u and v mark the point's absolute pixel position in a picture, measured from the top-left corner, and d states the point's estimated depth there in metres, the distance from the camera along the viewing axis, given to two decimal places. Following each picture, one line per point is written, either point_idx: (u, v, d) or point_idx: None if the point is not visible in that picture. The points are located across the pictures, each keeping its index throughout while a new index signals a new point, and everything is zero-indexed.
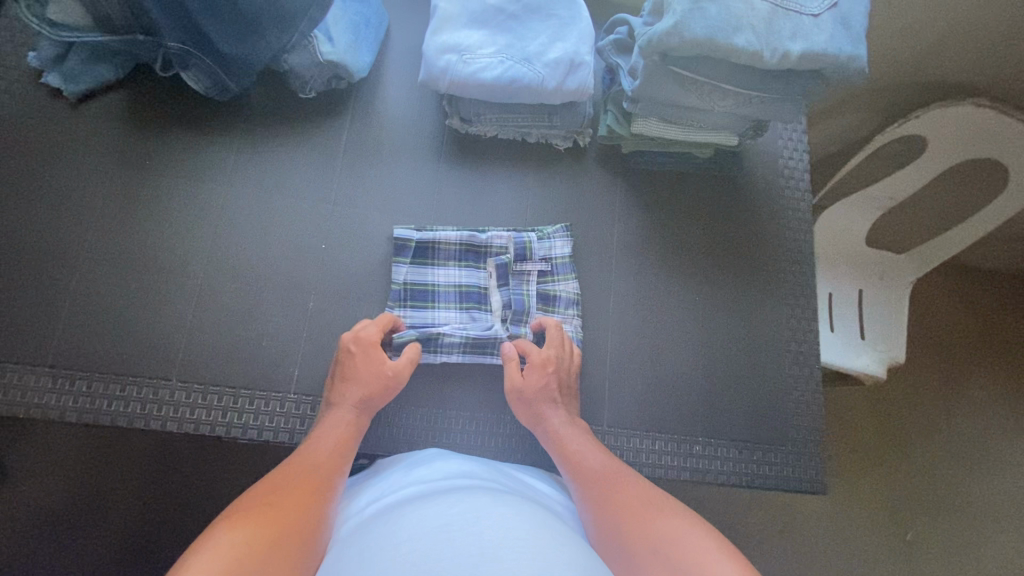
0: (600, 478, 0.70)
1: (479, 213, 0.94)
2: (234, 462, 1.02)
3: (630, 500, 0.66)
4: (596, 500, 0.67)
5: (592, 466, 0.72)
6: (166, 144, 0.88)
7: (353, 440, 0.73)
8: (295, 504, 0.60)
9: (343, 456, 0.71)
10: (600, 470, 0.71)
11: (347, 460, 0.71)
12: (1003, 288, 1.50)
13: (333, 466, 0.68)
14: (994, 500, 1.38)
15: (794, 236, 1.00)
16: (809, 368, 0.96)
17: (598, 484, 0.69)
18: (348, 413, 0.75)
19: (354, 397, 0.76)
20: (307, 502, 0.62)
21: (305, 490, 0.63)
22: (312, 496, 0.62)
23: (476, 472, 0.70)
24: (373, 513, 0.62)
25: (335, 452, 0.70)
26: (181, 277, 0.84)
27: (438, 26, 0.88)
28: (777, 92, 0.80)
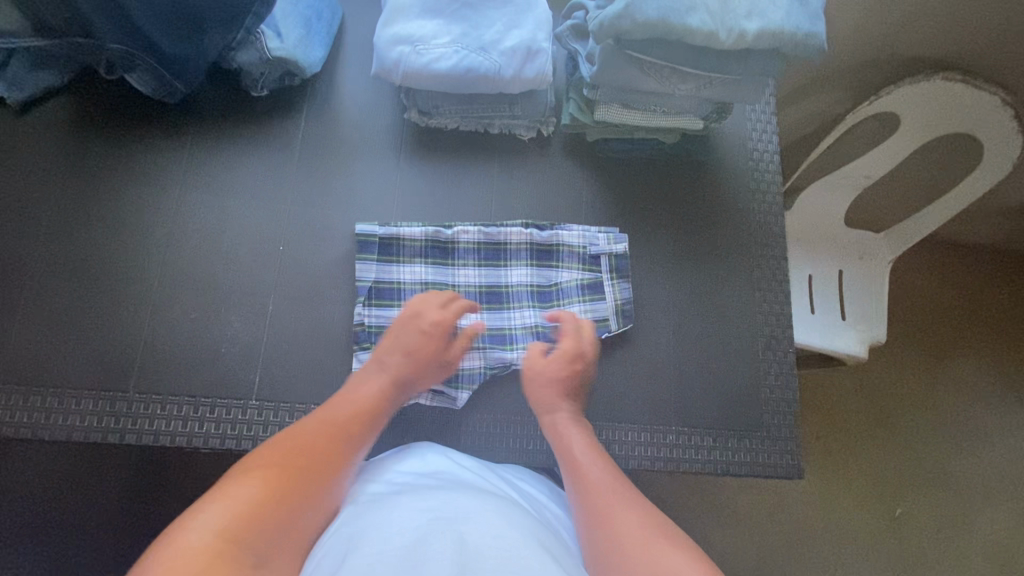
0: (593, 480, 0.67)
1: (443, 208, 0.92)
2: (207, 470, 1.01)
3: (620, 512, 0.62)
4: (585, 506, 0.65)
5: (588, 469, 0.69)
6: (116, 150, 0.86)
7: (385, 409, 0.73)
8: (314, 473, 0.60)
9: (370, 427, 0.70)
10: (595, 472, 0.68)
11: (373, 429, 0.70)
12: (983, 263, 1.50)
13: (359, 434, 0.68)
14: (978, 474, 1.38)
15: (764, 219, 0.99)
16: (783, 351, 0.95)
17: (592, 492, 0.66)
18: (392, 377, 0.75)
19: (400, 366, 0.76)
20: (326, 473, 0.61)
21: (325, 457, 0.63)
22: (331, 466, 0.62)
23: (468, 468, 0.69)
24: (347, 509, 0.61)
25: (367, 416, 0.70)
26: (137, 286, 0.82)
27: (390, 17, 0.85)
28: (737, 72, 0.79)
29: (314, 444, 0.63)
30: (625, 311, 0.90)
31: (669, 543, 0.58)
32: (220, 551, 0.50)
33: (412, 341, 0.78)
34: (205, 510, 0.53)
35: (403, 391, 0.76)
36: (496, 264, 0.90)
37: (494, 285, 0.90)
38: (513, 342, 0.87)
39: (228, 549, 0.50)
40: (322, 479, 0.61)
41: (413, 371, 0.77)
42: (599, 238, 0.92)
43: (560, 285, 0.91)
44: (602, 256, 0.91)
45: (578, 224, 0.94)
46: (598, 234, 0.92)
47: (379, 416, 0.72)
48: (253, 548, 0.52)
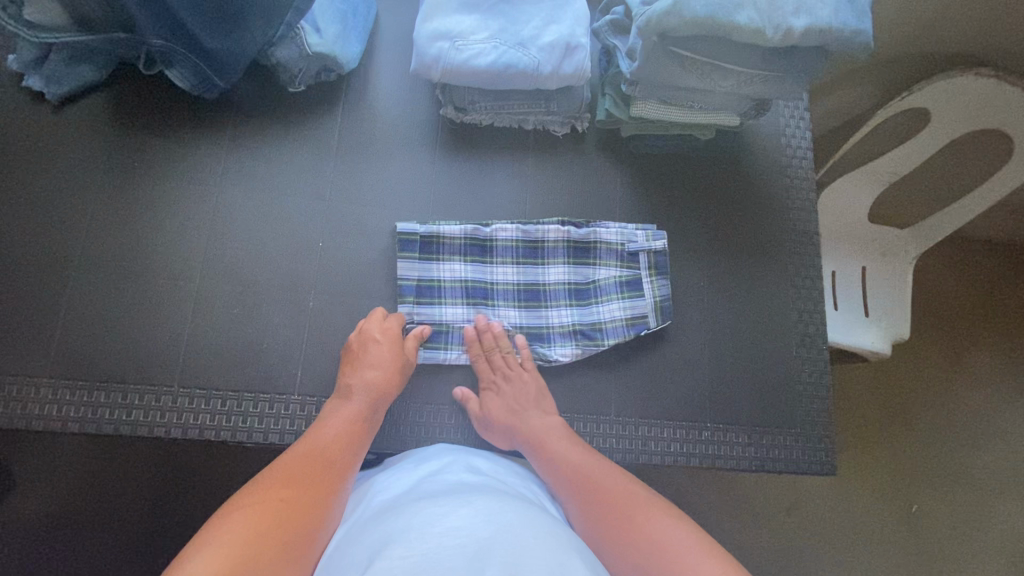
0: (581, 476, 0.70)
1: (479, 205, 0.92)
2: (241, 462, 1.02)
3: (612, 498, 0.66)
4: (578, 503, 0.67)
5: (573, 465, 0.71)
6: (156, 145, 0.86)
7: (364, 433, 0.73)
8: (304, 499, 0.60)
9: (355, 451, 0.70)
10: (583, 467, 0.71)
11: (356, 454, 0.70)
12: (1009, 260, 1.49)
13: (345, 459, 0.68)
14: (1000, 471, 1.39)
15: (798, 216, 0.99)
16: (816, 349, 0.95)
17: (582, 487, 0.68)
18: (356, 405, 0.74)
19: (362, 392, 0.76)
20: (314, 495, 0.61)
21: (314, 482, 0.62)
22: (319, 484, 0.62)
23: (482, 471, 0.69)
24: (380, 509, 0.62)
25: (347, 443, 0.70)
26: (179, 281, 0.82)
27: (429, 12, 0.85)
28: (779, 69, 0.78)
29: (303, 471, 0.63)
30: (664, 308, 0.90)
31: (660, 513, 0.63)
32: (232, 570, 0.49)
33: (384, 368, 0.77)
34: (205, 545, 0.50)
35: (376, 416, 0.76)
36: (534, 262, 0.90)
37: (532, 283, 0.90)
38: (553, 338, 0.88)
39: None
40: (314, 502, 0.60)
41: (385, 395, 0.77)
42: (637, 234, 0.92)
43: (598, 282, 0.91)
44: (641, 253, 0.91)
45: (614, 222, 0.94)
46: (636, 231, 0.92)
47: (360, 444, 0.71)
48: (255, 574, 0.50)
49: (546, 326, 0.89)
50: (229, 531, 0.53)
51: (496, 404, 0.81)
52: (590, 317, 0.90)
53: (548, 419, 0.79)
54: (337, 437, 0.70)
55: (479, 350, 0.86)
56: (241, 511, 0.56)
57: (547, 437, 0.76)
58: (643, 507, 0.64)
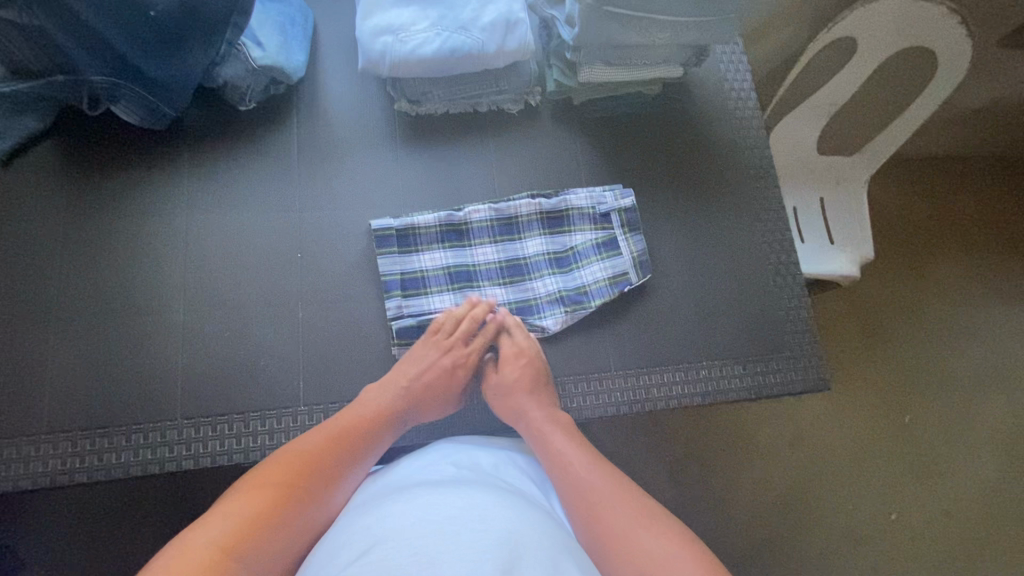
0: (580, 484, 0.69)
1: (448, 193, 0.93)
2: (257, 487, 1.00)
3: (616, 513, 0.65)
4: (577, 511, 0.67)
5: (576, 468, 0.71)
6: (114, 184, 0.85)
7: (393, 424, 0.76)
8: (307, 493, 0.63)
9: (376, 442, 0.73)
10: (584, 472, 0.70)
11: (379, 443, 0.73)
12: (948, 170, 1.58)
13: (366, 448, 0.72)
14: (977, 365, 1.47)
15: (751, 154, 1.03)
16: (791, 275, 0.99)
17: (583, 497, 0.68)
18: (405, 399, 0.77)
19: (406, 387, 0.78)
20: (317, 490, 0.64)
21: (321, 476, 0.66)
22: (334, 468, 0.67)
23: (472, 457, 0.72)
24: (376, 495, 0.65)
25: (372, 432, 0.73)
26: (163, 315, 0.81)
27: (367, 10, 0.86)
28: (710, 14, 0.82)
29: (317, 463, 0.66)
30: (642, 262, 0.93)
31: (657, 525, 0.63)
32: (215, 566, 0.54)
33: (432, 372, 0.80)
34: (218, 517, 0.58)
35: (413, 411, 0.78)
36: (512, 239, 0.92)
37: (514, 259, 0.92)
38: (542, 306, 0.90)
39: (222, 560, 0.54)
40: (314, 499, 0.64)
41: (427, 398, 0.79)
42: (605, 196, 0.95)
43: (576, 248, 0.93)
44: (612, 213, 0.94)
45: (582, 187, 0.97)
46: (604, 193, 0.95)
47: (379, 446, 0.73)
48: (246, 556, 0.56)
49: (533, 299, 0.90)
50: (244, 499, 0.60)
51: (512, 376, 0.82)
52: (575, 282, 0.91)
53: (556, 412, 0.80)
54: (360, 433, 0.72)
55: None
56: (246, 494, 0.61)
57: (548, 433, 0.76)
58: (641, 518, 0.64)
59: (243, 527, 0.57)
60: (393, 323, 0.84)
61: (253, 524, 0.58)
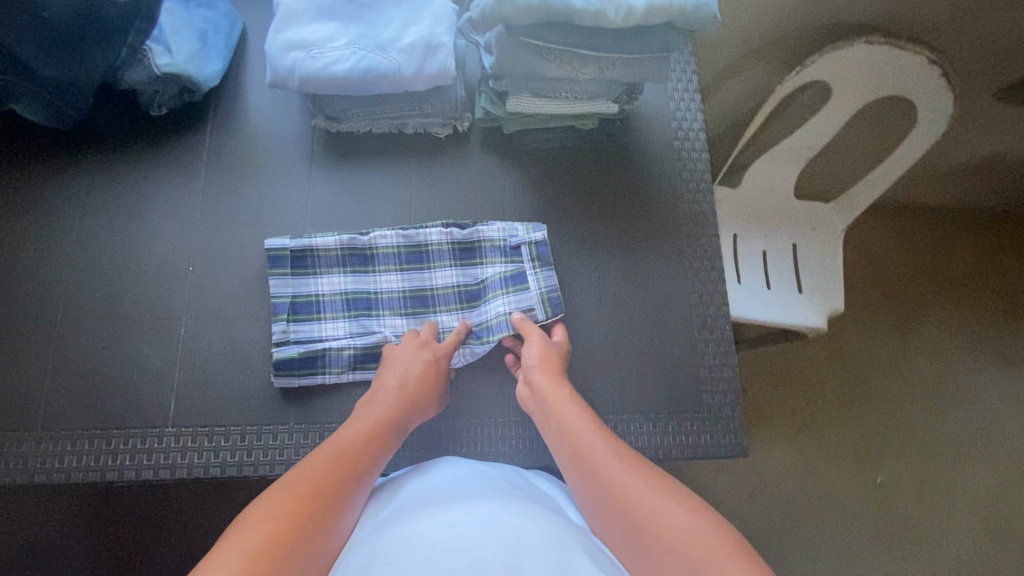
0: (588, 458, 0.65)
1: (360, 215, 0.90)
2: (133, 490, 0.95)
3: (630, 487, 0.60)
4: (590, 486, 0.63)
5: (586, 442, 0.66)
6: (12, 181, 0.83)
7: (393, 434, 0.71)
8: (319, 519, 0.57)
9: (380, 452, 0.68)
10: (593, 443, 0.66)
11: (384, 455, 0.68)
12: (931, 224, 1.50)
13: (370, 461, 0.66)
14: (945, 435, 1.38)
15: (691, 198, 0.98)
16: (719, 330, 0.93)
17: (595, 469, 0.63)
18: (400, 407, 0.73)
19: (399, 395, 0.73)
20: (327, 515, 0.58)
21: (332, 499, 0.59)
22: (338, 487, 0.61)
23: (482, 472, 0.70)
24: (389, 511, 0.62)
25: (375, 445, 0.68)
26: (41, 319, 0.79)
27: (283, 23, 0.83)
28: (635, 52, 0.77)
29: (324, 485, 0.60)
30: (553, 300, 0.88)
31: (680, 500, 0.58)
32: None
33: (417, 372, 0.76)
34: (221, 554, 0.50)
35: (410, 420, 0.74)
36: (422, 269, 0.88)
37: (422, 291, 0.87)
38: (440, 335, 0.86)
39: None
40: (323, 525, 0.57)
41: (421, 401, 0.75)
42: (518, 229, 0.90)
43: (486, 282, 0.89)
44: (523, 247, 0.89)
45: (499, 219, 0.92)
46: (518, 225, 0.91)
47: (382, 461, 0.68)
48: None
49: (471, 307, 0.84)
50: (246, 533, 0.52)
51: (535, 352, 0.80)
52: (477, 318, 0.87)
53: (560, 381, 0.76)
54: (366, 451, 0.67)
55: (362, 371, 0.82)
56: (249, 528, 0.53)
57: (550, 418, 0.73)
58: (665, 493, 0.59)
59: (254, 562, 0.49)
60: (275, 352, 0.80)
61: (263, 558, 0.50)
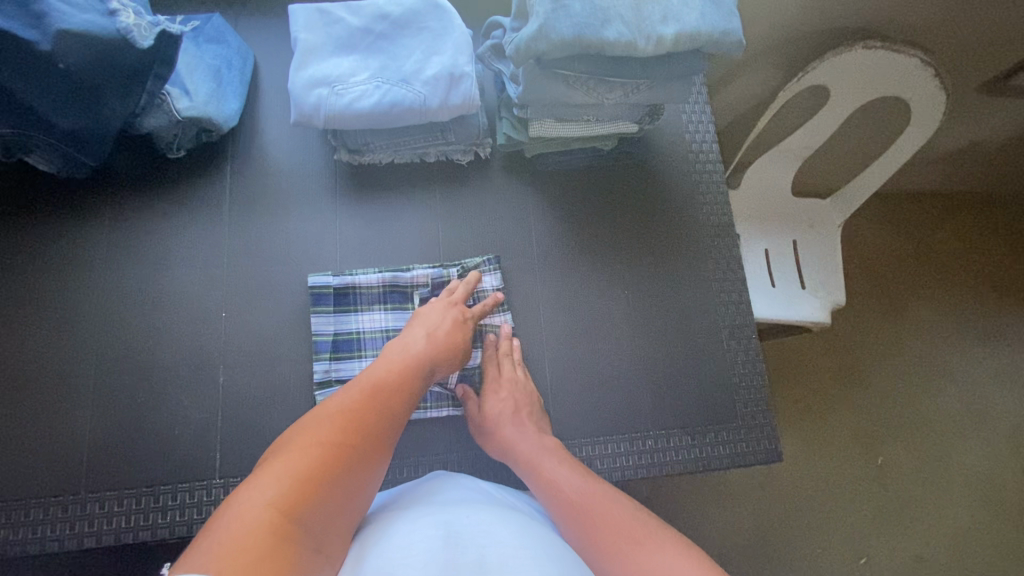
0: (574, 502, 0.68)
1: (390, 248, 0.89)
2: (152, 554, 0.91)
3: (615, 530, 0.64)
4: (578, 528, 0.65)
5: (569, 492, 0.70)
6: (30, 236, 0.81)
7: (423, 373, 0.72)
8: (360, 452, 0.58)
9: (411, 389, 0.69)
10: (576, 492, 0.69)
11: (413, 396, 0.69)
12: (924, 214, 1.55)
13: (403, 398, 0.67)
14: (949, 415, 1.43)
15: (711, 210, 0.99)
16: (746, 339, 0.96)
17: (580, 514, 0.67)
18: (426, 349, 0.74)
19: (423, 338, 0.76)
20: (367, 449, 0.59)
21: (370, 434, 0.61)
22: (376, 420, 0.62)
23: (482, 489, 0.70)
24: (392, 512, 0.62)
25: (406, 386, 0.69)
26: (74, 378, 0.77)
27: (303, 59, 0.82)
28: (661, 76, 0.78)
29: (361, 422, 0.61)
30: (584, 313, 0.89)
31: (666, 544, 0.61)
32: (278, 528, 0.48)
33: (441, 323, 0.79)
34: (267, 477, 0.52)
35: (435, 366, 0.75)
36: None
37: None
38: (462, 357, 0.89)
39: (281, 525, 0.48)
40: (361, 458, 0.58)
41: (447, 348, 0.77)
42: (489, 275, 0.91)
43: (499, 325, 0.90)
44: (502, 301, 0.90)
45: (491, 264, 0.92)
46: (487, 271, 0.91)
47: (412, 396, 0.69)
48: (304, 523, 0.50)
49: None
50: (292, 458, 0.54)
51: (500, 405, 0.82)
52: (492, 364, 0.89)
53: (543, 439, 0.79)
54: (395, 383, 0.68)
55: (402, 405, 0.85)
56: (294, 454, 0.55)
57: (541, 463, 0.75)
58: (646, 537, 0.62)
59: (296, 486, 0.52)
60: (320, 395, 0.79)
61: (306, 483, 0.53)
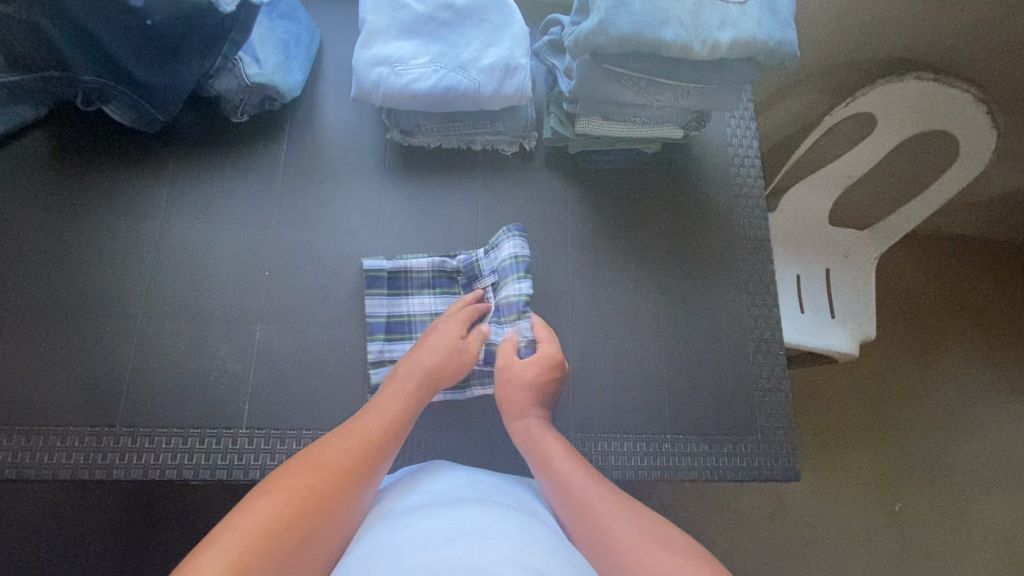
0: (573, 493, 0.64)
1: (429, 228, 0.92)
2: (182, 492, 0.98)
3: (614, 527, 0.59)
4: (577, 521, 0.62)
5: (572, 483, 0.65)
6: (97, 180, 0.86)
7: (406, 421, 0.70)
8: (324, 508, 0.56)
9: (390, 442, 0.66)
10: (578, 485, 0.65)
11: (391, 450, 0.66)
12: (965, 256, 1.52)
13: (379, 451, 0.64)
14: (974, 463, 1.39)
15: (748, 224, 1.00)
16: (772, 354, 0.95)
17: (580, 505, 0.63)
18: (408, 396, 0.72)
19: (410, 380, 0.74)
20: (332, 507, 0.57)
21: (337, 493, 0.58)
22: (346, 477, 0.60)
23: (479, 484, 0.68)
24: (389, 512, 0.60)
25: (384, 437, 0.66)
26: (122, 317, 0.81)
27: (368, 39, 0.86)
28: (712, 82, 0.80)
29: (329, 477, 0.59)
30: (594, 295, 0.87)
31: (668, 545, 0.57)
32: None
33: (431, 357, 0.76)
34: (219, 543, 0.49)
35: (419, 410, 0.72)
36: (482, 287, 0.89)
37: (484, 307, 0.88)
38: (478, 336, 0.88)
39: None
40: (326, 517, 0.55)
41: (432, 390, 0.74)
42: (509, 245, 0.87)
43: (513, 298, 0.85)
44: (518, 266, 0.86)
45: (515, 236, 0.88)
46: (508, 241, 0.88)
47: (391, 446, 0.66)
48: None
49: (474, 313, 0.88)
50: (252, 519, 0.52)
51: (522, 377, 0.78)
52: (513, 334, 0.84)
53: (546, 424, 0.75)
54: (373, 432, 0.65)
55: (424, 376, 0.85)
56: (252, 515, 0.53)
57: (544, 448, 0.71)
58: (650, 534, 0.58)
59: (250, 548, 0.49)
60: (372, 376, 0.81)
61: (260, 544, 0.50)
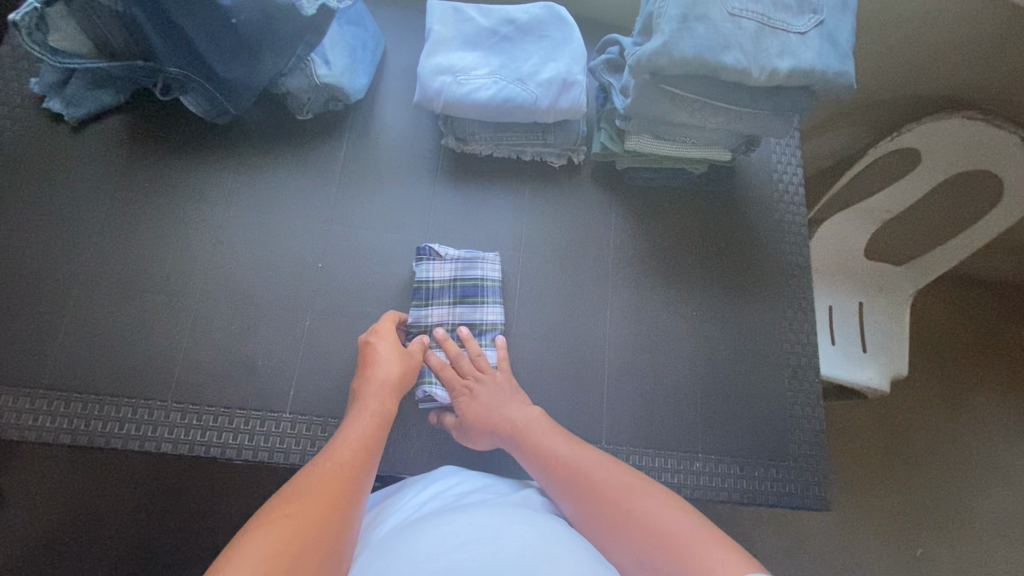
0: (566, 471, 0.66)
1: (476, 232, 0.95)
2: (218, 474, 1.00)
3: (610, 489, 0.62)
4: (573, 493, 0.64)
5: (562, 460, 0.67)
6: (166, 166, 0.90)
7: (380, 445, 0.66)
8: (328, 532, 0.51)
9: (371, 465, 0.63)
10: (568, 461, 0.67)
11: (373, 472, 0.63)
12: (1003, 299, 1.50)
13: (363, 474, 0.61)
14: (1005, 512, 1.35)
15: (790, 250, 1.00)
16: (808, 381, 0.95)
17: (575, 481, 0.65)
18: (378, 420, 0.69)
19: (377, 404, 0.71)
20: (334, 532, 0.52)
21: (337, 516, 0.54)
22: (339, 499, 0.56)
23: (472, 485, 0.68)
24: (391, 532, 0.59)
25: (364, 458, 0.63)
26: (180, 296, 0.84)
27: (433, 48, 0.89)
28: (766, 107, 0.81)
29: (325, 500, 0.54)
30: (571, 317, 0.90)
31: (662, 499, 0.61)
32: None
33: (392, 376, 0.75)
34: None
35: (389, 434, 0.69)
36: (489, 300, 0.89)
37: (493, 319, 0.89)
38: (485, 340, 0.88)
39: None
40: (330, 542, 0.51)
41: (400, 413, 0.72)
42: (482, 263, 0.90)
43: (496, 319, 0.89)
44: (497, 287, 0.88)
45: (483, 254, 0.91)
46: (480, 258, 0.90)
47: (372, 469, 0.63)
48: None
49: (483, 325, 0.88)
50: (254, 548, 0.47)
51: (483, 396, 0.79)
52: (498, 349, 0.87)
53: (528, 409, 0.77)
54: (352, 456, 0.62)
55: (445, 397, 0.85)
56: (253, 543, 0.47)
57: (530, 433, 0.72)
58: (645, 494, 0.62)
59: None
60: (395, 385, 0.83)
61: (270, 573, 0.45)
